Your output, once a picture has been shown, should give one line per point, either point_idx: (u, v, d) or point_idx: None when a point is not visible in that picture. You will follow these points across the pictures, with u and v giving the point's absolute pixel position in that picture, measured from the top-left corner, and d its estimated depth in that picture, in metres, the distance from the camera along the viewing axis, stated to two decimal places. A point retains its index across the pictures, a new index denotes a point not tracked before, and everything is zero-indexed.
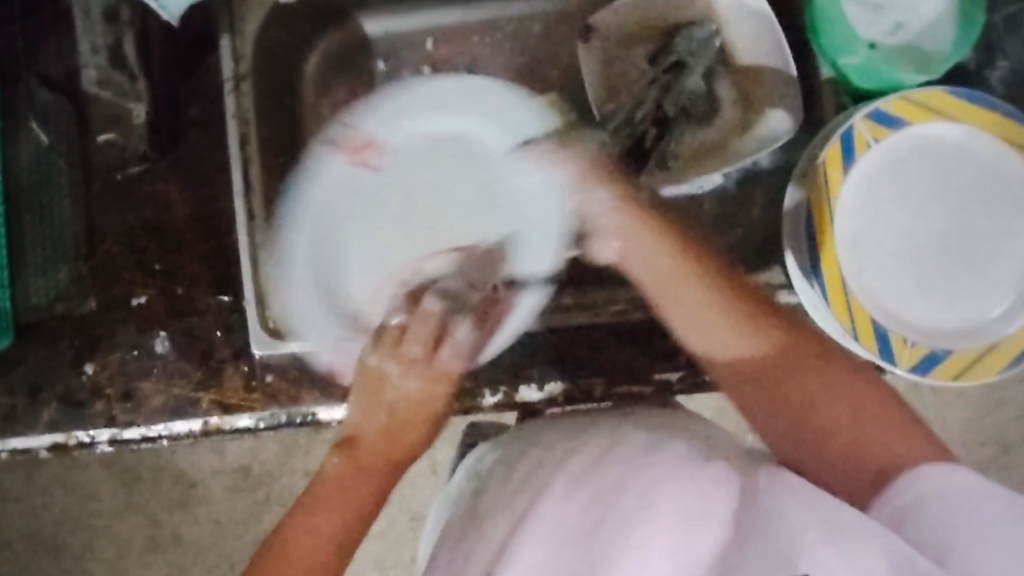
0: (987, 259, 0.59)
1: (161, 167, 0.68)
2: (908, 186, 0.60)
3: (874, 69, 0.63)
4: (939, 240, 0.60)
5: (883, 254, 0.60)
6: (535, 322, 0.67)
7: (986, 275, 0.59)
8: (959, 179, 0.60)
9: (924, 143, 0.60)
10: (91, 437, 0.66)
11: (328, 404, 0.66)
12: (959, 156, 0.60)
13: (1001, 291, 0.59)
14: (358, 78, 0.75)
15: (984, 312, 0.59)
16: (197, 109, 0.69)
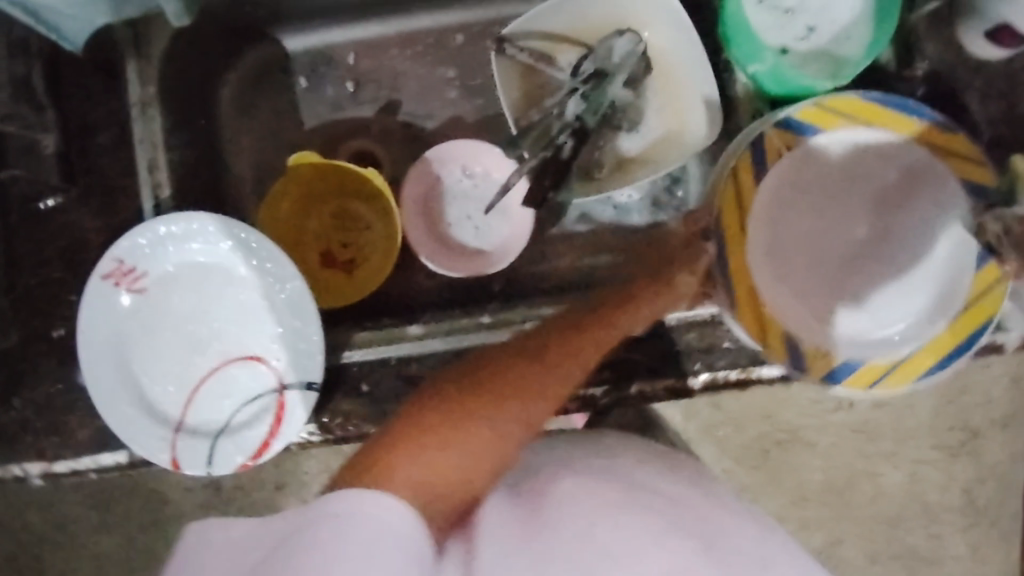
0: (901, 265, 0.58)
1: (73, 197, 0.66)
2: (821, 194, 0.60)
3: (779, 76, 0.62)
4: (850, 248, 0.59)
5: (795, 263, 0.60)
6: (454, 342, 0.66)
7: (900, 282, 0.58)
8: (874, 184, 0.59)
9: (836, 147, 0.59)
10: (24, 472, 0.66)
11: (233, 441, 0.64)
12: (874, 157, 0.59)
13: (913, 299, 0.58)
14: (279, 97, 0.74)
15: (894, 320, 0.58)
16: (107, 136, 0.66)
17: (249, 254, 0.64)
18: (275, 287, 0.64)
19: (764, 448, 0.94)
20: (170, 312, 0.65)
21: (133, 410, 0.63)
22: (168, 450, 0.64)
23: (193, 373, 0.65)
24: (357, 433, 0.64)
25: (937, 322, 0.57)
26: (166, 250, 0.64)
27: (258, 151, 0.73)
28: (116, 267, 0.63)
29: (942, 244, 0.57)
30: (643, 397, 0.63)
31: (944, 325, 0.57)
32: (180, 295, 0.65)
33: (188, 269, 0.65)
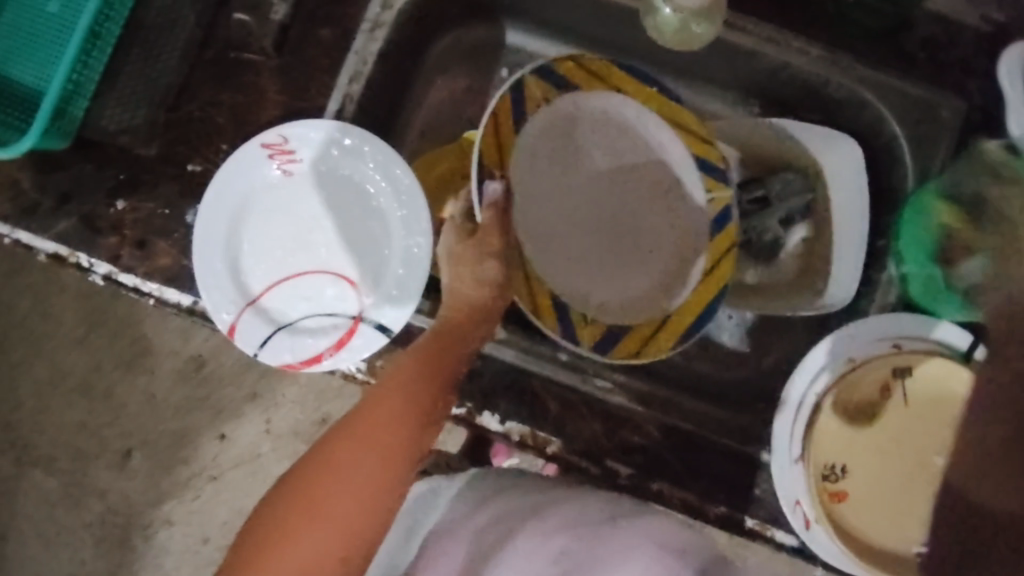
0: (904, 487, 0.64)
1: (271, 65, 0.70)
2: (866, 404, 0.64)
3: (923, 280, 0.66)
4: (881, 451, 0.64)
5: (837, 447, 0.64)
6: (522, 358, 0.67)
7: (890, 506, 0.64)
8: (908, 420, 0.64)
9: (896, 333, 0.65)
10: (90, 264, 0.68)
11: (295, 342, 0.66)
12: (932, 388, 0.63)
13: (902, 519, 0.64)
14: (479, 75, 0.79)
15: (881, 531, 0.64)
16: (327, 31, 0.70)
17: (397, 196, 0.67)
18: (405, 237, 0.67)
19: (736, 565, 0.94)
20: (301, 206, 0.68)
21: (225, 269, 0.65)
22: (235, 322, 0.65)
23: (294, 269, 0.68)
24: None
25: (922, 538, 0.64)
26: (329, 149, 0.67)
27: (436, 111, 0.77)
28: (278, 142, 0.66)
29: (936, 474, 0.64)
30: (659, 498, 0.65)
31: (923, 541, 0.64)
32: (320, 190, 0.68)
33: (337, 179, 0.68)
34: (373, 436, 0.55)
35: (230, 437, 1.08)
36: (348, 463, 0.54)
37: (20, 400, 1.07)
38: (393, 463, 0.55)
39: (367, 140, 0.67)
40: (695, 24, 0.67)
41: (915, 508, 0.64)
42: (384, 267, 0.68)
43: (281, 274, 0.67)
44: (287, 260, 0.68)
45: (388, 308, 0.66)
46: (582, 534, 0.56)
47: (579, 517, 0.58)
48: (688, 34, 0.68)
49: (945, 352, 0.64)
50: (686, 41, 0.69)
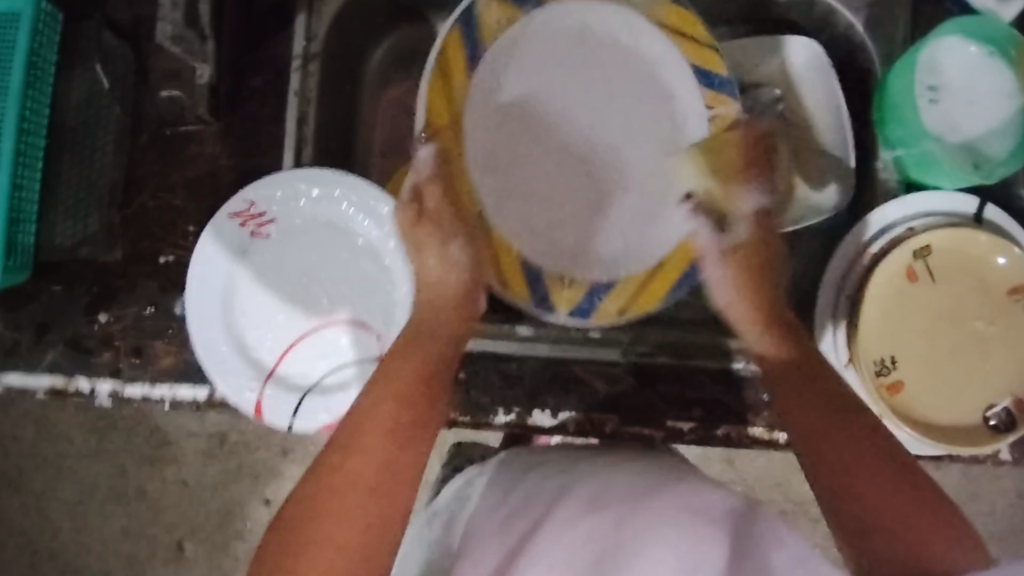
0: (961, 360, 0.62)
1: (213, 130, 0.66)
2: (896, 285, 0.62)
3: (919, 147, 0.62)
4: (925, 331, 0.62)
5: (885, 337, 0.62)
6: (559, 350, 0.66)
7: (950, 382, 0.62)
8: (942, 293, 0.62)
9: (902, 216, 0.64)
10: (91, 387, 0.65)
11: (322, 405, 0.63)
12: (959, 254, 0.62)
13: (968, 392, 0.62)
14: (421, 78, 0.74)
15: (953, 411, 0.62)
16: (259, 80, 0.67)
17: (382, 227, 0.65)
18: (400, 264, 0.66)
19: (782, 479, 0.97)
20: (290, 266, 0.65)
21: (233, 349, 0.63)
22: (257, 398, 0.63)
23: (302, 330, 0.65)
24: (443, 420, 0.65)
25: (993, 404, 0.61)
26: (299, 199, 0.64)
27: (390, 127, 0.73)
28: (247, 207, 0.64)
29: (986, 336, 0.62)
30: (728, 441, 0.64)
31: (997, 407, 0.61)
32: (301, 244, 0.66)
33: (317, 227, 0.65)
34: (374, 447, 0.55)
35: (275, 498, 1.05)
36: (361, 463, 0.54)
37: (57, 525, 1.05)
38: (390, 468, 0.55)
39: (334, 177, 0.64)
40: None
41: (972, 376, 0.62)
42: (389, 299, 0.66)
43: (292, 338, 0.65)
44: (289, 324, 0.65)
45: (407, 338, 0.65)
46: (602, 518, 0.53)
47: (600, 498, 0.55)
48: None
49: (957, 219, 0.63)
50: None
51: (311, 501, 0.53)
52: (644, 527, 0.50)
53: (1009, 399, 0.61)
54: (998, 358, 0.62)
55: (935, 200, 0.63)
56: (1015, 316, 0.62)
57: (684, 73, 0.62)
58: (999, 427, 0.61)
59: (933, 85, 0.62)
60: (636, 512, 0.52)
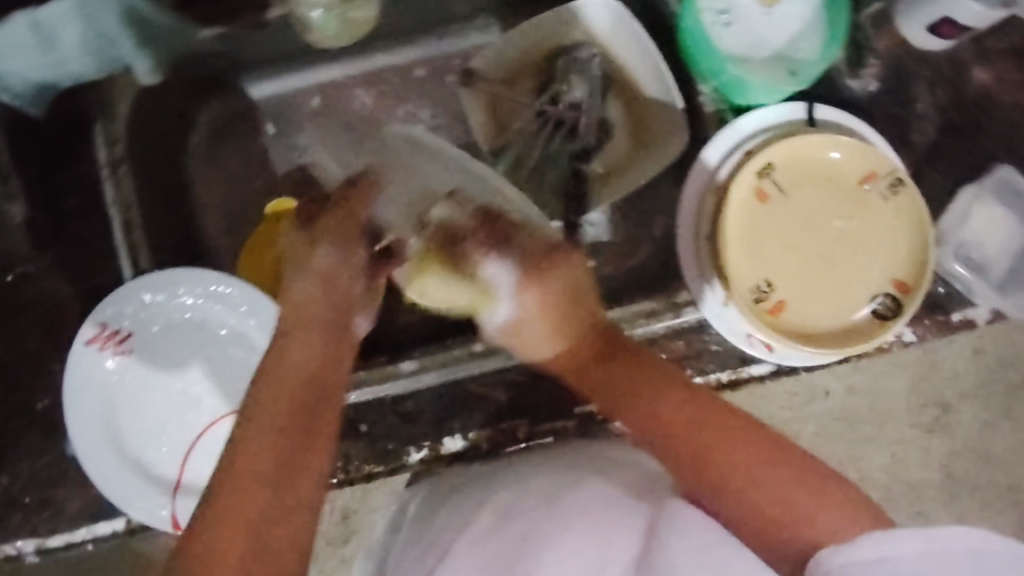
0: (831, 261, 0.62)
1: (44, 264, 0.64)
2: (749, 212, 0.61)
3: (728, 75, 0.63)
4: (791, 245, 0.62)
5: (753, 265, 0.61)
6: (449, 372, 0.65)
7: (828, 286, 0.62)
8: (795, 203, 0.62)
9: (735, 140, 0.63)
10: (16, 550, 0.63)
11: None
12: (798, 162, 0.62)
13: (848, 290, 0.62)
14: (246, 144, 0.69)
15: (839, 314, 0.62)
16: (75, 200, 0.65)
17: (236, 307, 0.64)
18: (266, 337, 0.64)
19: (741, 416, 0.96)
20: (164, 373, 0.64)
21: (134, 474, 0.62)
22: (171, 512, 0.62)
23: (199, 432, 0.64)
24: (359, 475, 0.63)
25: (875, 295, 0.61)
26: (147, 305, 0.63)
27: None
28: (98, 332, 0.62)
29: (847, 231, 0.62)
30: None
31: (879, 295, 0.61)
32: (165, 348, 0.65)
33: (177, 328, 0.65)
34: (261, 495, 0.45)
35: None
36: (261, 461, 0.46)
37: None
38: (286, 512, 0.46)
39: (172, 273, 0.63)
40: (353, 12, 0.66)
41: (845, 273, 0.62)
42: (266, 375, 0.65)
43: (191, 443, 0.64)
44: (178, 429, 0.64)
45: None
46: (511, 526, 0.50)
47: (511, 507, 0.52)
48: (353, 22, 0.67)
49: (782, 127, 0.63)
50: (357, 27, 0.68)
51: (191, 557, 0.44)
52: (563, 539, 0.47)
53: (887, 284, 0.61)
54: (865, 248, 0.62)
55: (759, 116, 0.63)
56: (869, 203, 0.62)
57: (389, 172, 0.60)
58: (886, 313, 0.61)
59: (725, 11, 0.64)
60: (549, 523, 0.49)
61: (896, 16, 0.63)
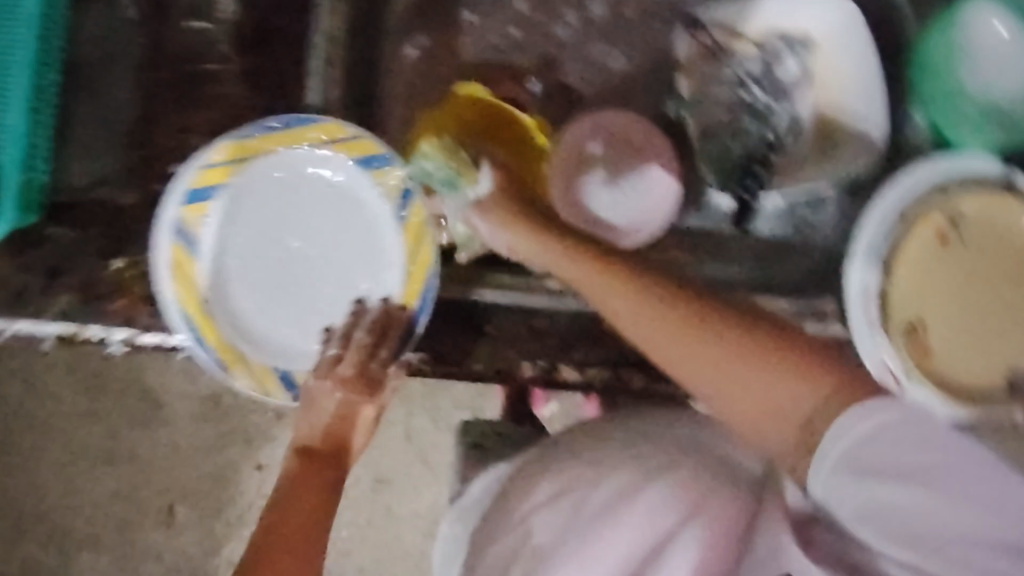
0: (988, 324, 0.62)
1: (234, 71, 0.64)
2: (924, 247, 0.62)
3: (946, 110, 0.64)
4: (953, 294, 0.62)
5: (909, 300, 0.62)
6: (589, 305, 0.64)
7: (978, 346, 0.61)
8: (969, 256, 0.62)
9: (940, 176, 0.62)
10: (105, 335, 0.60)
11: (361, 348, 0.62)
12: (985, 219, 0.62)
13: (997, 356, 0.61)
14: (443, 23, 0.73)
15: (982, 376, 0.60)
16: (284, 20, 0.65)
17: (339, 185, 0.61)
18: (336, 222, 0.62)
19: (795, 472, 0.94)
20: (250, 242, 0.59)
21: (224, 332, 0.58)
22: (282, 386, 0.59)
23: (271, 298, 0.60)
24: (470, 372, 0.63)
25: (1020, 369, 0.61)
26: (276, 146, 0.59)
27: (408, 93, 0.71)
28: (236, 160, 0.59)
29: (1013, 301, 0.62)
30: None
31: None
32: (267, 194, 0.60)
33: (261, 190, 0.60)
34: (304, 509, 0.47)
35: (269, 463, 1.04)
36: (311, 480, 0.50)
37: (44, 488, 1.02)
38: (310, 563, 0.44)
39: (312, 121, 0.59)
40: None
41: (1000, 339, 0.61)
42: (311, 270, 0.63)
43: (300, 318, 0.60)
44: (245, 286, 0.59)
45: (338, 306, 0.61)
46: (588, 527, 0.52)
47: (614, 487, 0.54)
48: None
49: (992, 177, 0.62)
50: None
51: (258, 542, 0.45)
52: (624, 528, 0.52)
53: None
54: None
55: (974, 157, 0.62)
56: None
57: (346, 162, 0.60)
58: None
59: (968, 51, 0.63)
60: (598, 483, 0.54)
61: None
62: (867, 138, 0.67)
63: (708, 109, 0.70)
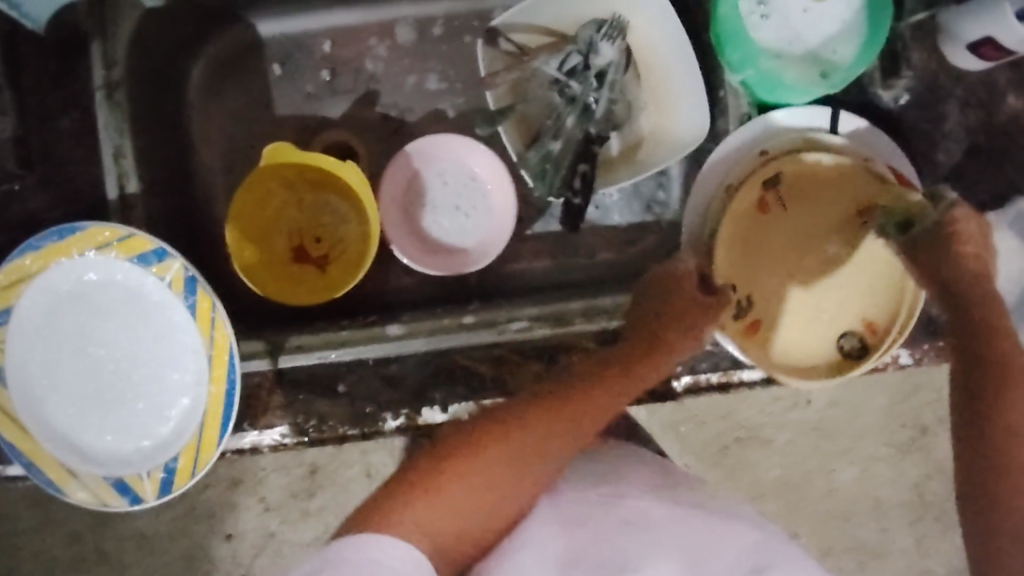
0: (827, 290, 0.61)
1: (30, 184, 0.62)
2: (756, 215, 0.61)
3: (754, 66, 0.61)
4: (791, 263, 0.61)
5: (747, 272, 0.61)
6: (435, 343, 0.63)
7: (814, 310, 0.61)
8: (801, 220, 0.61)
9: (755, 138, 0.62)
10: None
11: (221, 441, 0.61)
12: (813, 175, 0.61)
13: (833, 320, 0.61)
14: (251, 82, 0.70)
15: (820, 344, 0.61)
16: (68, 120, 0.62)
17: (123, 290, 0.61)
18: (126, 327, 0.62)
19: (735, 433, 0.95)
20: (56, 359, 0.61)
21: (68, 466, 0.61)
22: (117, 491, 0.61)
23: (95, 410, 0.62)
24: (334, 437, 0.62)
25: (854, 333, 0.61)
26: (49, 272, 0.60)
27: (228, 156, 0.69)
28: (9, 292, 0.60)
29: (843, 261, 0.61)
30: (627, 400, 0.63)
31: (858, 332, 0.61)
32: (55, 318, 0.61)
33: (46, 311, 0.61)
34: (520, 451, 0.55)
35: (237, 532, 1.00)
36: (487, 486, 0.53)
37: None
38: (528, 472, 0.55)
39: (72, 236, 0.59)
40: None
41: (835, 300, 0.61)
42: (96, 387, 0.62)
43: (129, 428, 0.62)
44: (63, 411, 0.61)
45: (151, 413, 0.62)
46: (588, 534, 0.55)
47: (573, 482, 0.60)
48: None
49: (803, 134, 0.62)
50: None
51: (431, 474, 0.53)
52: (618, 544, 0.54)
53: (859, 325, 0.60)
54: (852, 284, 0.60)
55: (792, 113, 0.62)
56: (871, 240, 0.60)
57: (122, 262, 0.60)
58: (854, 353, 0.60)
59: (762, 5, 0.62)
60: (607, 483, 0.59)
61: (937, 33, 0.62)
62: (699, 103, 0.64)
63: (530, 110, 0.67)
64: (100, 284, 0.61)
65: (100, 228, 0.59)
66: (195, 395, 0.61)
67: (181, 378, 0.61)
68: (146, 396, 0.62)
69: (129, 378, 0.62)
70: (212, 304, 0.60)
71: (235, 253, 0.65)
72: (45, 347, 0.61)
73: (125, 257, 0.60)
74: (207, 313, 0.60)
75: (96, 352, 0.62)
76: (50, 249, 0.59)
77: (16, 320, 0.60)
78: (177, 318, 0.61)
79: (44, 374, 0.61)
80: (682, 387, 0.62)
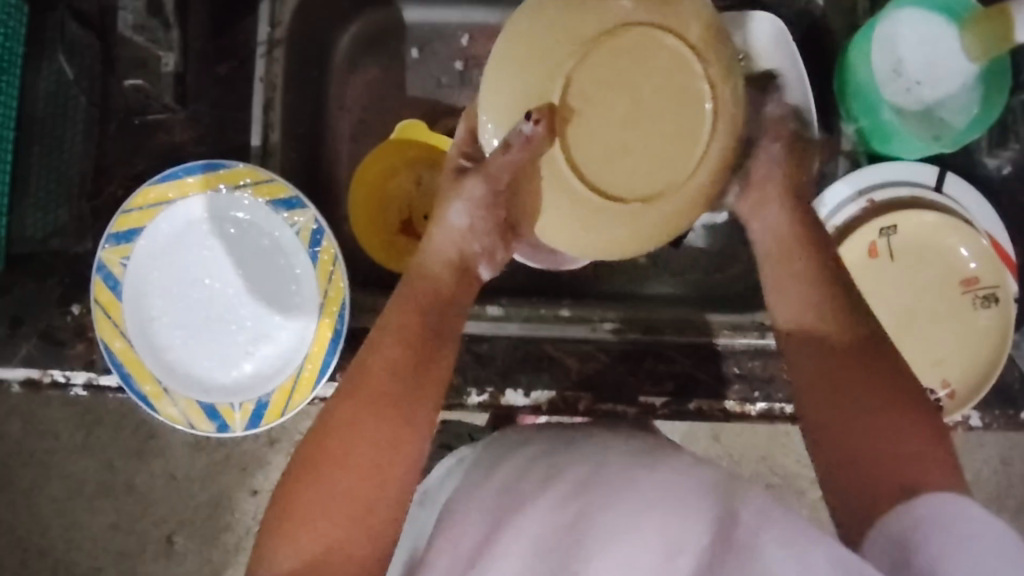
0: (915, 341, 0.64)
1: (180, 118, 0.66)
2: (860, 261, 0.64)
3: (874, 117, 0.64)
4: (885, 311, 0.65)
5: None
6: (529, 328, 0.67)
7: (898, 355, 0.64)
8: (898, 273, 0.64)
9: (877, 184, 0.64)
10: (67, 378, 0.62)
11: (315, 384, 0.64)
12: (919, 227, 0.63)
13: (921, 370, 0.64)
14: (388, 59, 0.75)
15: None
16: (225, 68, 0.66)
17: (250, 230, 0.66)
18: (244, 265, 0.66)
19: (766, 480, 0.98)
20: (173, 281, 0.65)
21: (166, 385, 0.63)
22: (208, 416, 0.64)
23: (200, 338, 0.65)
24: None
25: (940, 388, 0.63)
26: (187, 201, 0.65)
27: (358, 125, 0.74)
28: (148, 212, 0.64)
29: (934, 315, 0.64)
30: (700, 415, 0.64)
31: (942, 386, 0.63)
32: (181, 245, 0.66)
33: (173, 236, 0.65)
34: (389, 439, 0.47)
35: (263, 489, 1.02)
36: (363, 457, 0.46)
37: (46, 523, 1.02)
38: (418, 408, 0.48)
39: (217, 171, 0.64)
40: None
41: (920, 351, 0.64)
42: (206, 317, 0.66)
43: (228, 360, 0.65)
44: (171, 334, 0.65)
45: (251, 349, 0.65)
46: (593, 494, 0.46)
47: (595, 476, 0.48)
48: None
49: (913, 187, 0.64)
50: None
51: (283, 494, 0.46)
52: (634, 498, 0.45)
53: (938, 382, 0.63)
54: (938, 336, 0.64)
55: (908, 165, 0.64)
56: (961, 304, 0.64)
57: (257, 204, 0.65)
58: None
59: (909, 63, 0.64)
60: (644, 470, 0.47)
61: None
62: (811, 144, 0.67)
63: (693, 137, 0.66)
64: (229, 222, 0.66)
65: (243, 167, 0.64)
66: (297, 339, 0.65)
67: (287, 321, 0.66)
68: (248, 334, 0.66)
69: (236, 313, 0.66)
70: (333, 258, 0.65)
71: (355, 215, 0.70)
72: (167, 271, 0.65)
73: (262, 200, 0.65)
74: (328, 265, 0.65)
75: (212, 285, 0.66)
76: (194, 180, 0.64)
77: (145, 239, 0.64)
78: (297, 266, 0.66)
79: (160, 295, 0.65)
80: (755, 413, 0.64)
